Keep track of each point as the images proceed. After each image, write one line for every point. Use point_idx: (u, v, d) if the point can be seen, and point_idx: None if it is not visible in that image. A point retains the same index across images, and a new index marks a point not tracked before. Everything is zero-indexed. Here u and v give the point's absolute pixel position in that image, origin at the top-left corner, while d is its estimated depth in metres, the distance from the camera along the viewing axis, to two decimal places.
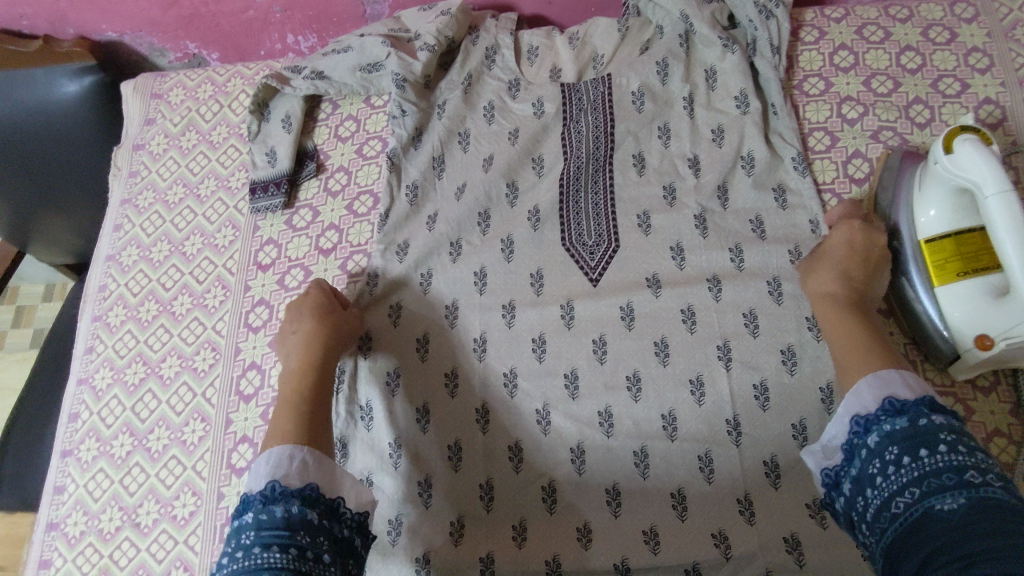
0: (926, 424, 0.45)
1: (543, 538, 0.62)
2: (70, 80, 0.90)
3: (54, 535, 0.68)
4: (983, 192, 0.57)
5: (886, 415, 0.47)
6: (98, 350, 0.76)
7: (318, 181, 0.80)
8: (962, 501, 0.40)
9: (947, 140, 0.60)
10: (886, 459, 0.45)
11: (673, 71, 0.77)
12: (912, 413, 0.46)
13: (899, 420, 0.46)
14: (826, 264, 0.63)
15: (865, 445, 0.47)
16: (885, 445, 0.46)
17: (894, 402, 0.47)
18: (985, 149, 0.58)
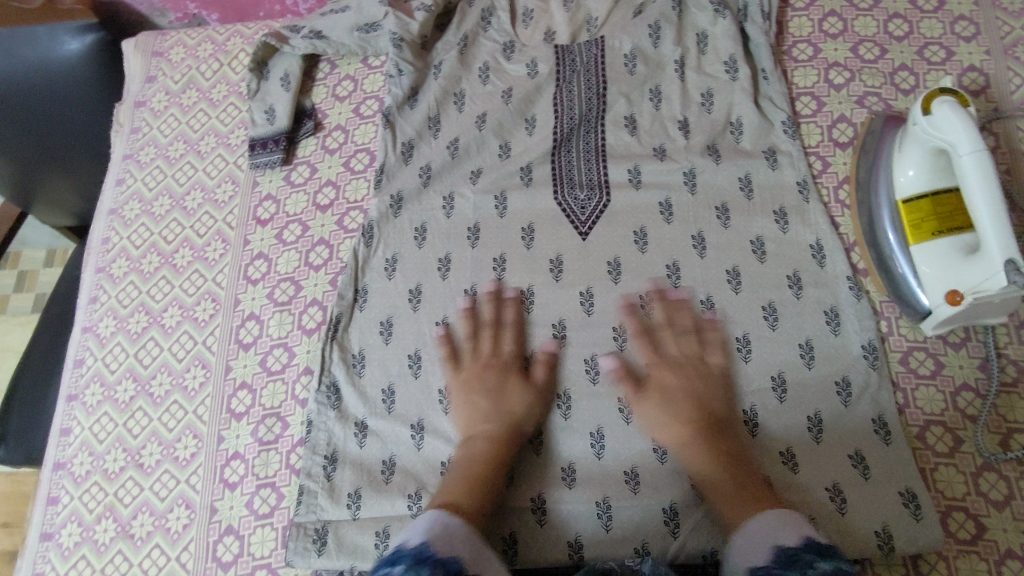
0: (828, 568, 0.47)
1: (529, 478, 0.65)
2: (71, 38, 0.91)
3: (61, 474, 0.71)
4: (957, 151, 0.59)
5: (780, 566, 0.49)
6: (101, 300, 0.79)
7: (316, 139, 0.82)
8: None
9: (925, 101, 0.62)
10: None
11: (664, 34, 0.78)
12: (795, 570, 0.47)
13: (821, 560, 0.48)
14: (656, 400, 0.64)
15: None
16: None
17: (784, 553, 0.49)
18: (959, 110, 0.59)
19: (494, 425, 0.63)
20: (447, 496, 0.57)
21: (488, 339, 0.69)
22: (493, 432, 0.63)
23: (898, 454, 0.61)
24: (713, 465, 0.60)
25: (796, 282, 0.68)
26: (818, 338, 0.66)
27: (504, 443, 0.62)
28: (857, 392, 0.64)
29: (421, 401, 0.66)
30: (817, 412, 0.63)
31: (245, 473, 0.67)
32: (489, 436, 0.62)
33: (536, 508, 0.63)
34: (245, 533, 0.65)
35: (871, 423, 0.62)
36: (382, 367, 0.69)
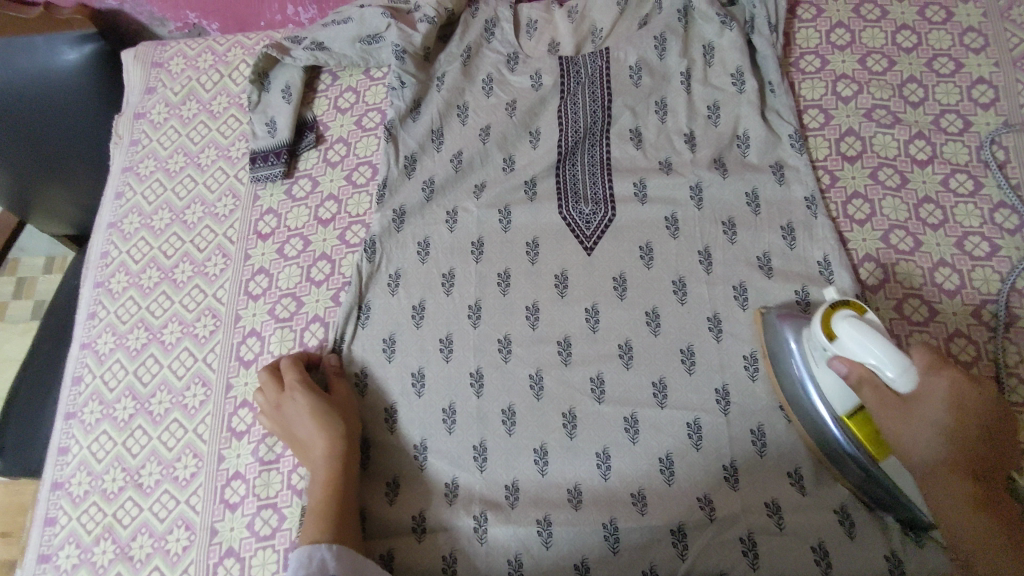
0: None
1: (535, 498, 0.64)
2: (70, 49, 0.90)
3: (59, 494, 0.70)
4: (883, 374, 0.53)
5: None
6: (100, 316, 0.78)
7: (317, 152, 0.80)
8: None
9: (824, 323, 0.57)
10: None
11: (670, 46, 0.77)
12: None
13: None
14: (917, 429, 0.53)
15: None
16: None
17: None
18: (867, 331, 0.53)
19: (322, 449, 0.63)
20: (308, 526, 0.59)
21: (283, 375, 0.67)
22: (315, 458, 0.63)
23: None
24: (958, 507, 0.52)
25: (805, 298, 0.67)
26: None
27: (338, 461, 0.62)
28: None
29: (302, 418, 0.64)
30: None
31: (246, 494, 0.66)
32: (325, 456, 0.63)
33: (542, 530, 0.62)
34: (245, 555, 0.64)
35: None
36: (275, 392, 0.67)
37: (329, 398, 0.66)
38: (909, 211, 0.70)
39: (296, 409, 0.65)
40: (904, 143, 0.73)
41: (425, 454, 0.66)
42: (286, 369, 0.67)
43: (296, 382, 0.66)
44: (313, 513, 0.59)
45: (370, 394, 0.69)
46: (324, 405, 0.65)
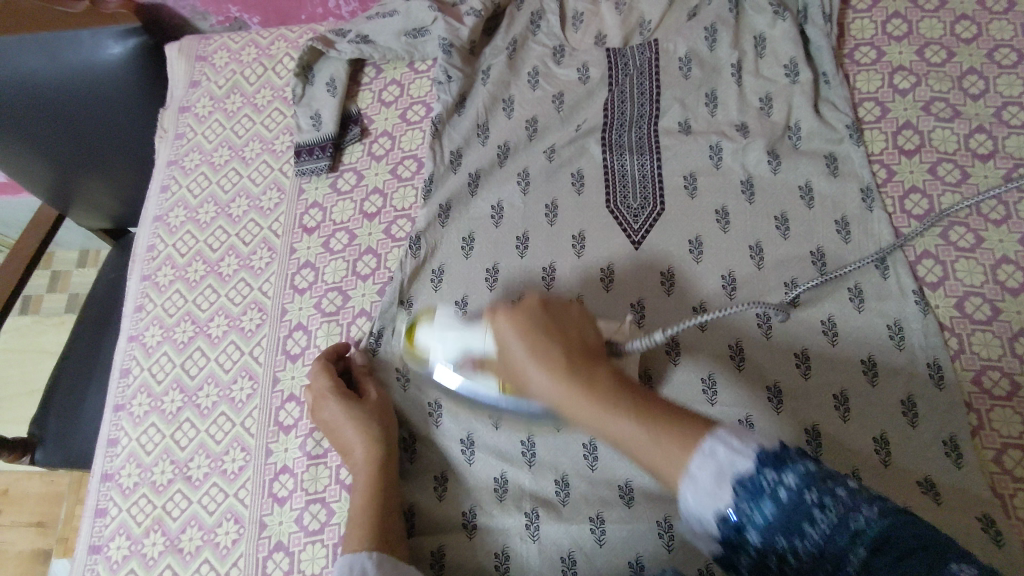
0: (783, 497, 0.39)
1: (585, 495, 0.63)
2: (114, 42, 0.90)
3: (109, 485, 0.71)
4: None
5: (765, 469, 0.40)
6: (147, 309, 0.78)
7: (362, 146, 0.80)
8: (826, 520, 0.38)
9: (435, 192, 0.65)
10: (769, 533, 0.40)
11: (721, 37, 0.76)
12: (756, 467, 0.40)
13: (784, 476, 0.39)
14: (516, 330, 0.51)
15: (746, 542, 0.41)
16: (772, 540, 0.40)
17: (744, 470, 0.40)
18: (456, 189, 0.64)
19: (361, 453, 0.62)
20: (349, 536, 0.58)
21: (316, 380, 0.67)
22: (355, 463, 0.63)
23: (971, 477, 0.59)
24: (608, 395, 0.45)
25: (858, 294, 0.66)
26: (881, 354, 0.64)
27: (380, 466, 0.62)
28: (923, 413, 0.61)
29: (338, 424, 0.64)
30: (883, 434, 0.61)
31: (294, 488, 0.66)
32: (365, 463, 0.62)
33: (595, 529, 0.61)
34: (295, 550, 0.64)
35: (941, 444, 0.60)
36: (313, 396, 0.66)
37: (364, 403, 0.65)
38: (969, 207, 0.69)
39: (333, 415, 0.64)
40: (964, 138, 0.71)
41: (472, 449, 0.65)
42: (319, 374, 0.67)
43: (329, 389, 0.65)
44: (353, 520, 0.59)
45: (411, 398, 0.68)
46: (359, 411, 0.64)
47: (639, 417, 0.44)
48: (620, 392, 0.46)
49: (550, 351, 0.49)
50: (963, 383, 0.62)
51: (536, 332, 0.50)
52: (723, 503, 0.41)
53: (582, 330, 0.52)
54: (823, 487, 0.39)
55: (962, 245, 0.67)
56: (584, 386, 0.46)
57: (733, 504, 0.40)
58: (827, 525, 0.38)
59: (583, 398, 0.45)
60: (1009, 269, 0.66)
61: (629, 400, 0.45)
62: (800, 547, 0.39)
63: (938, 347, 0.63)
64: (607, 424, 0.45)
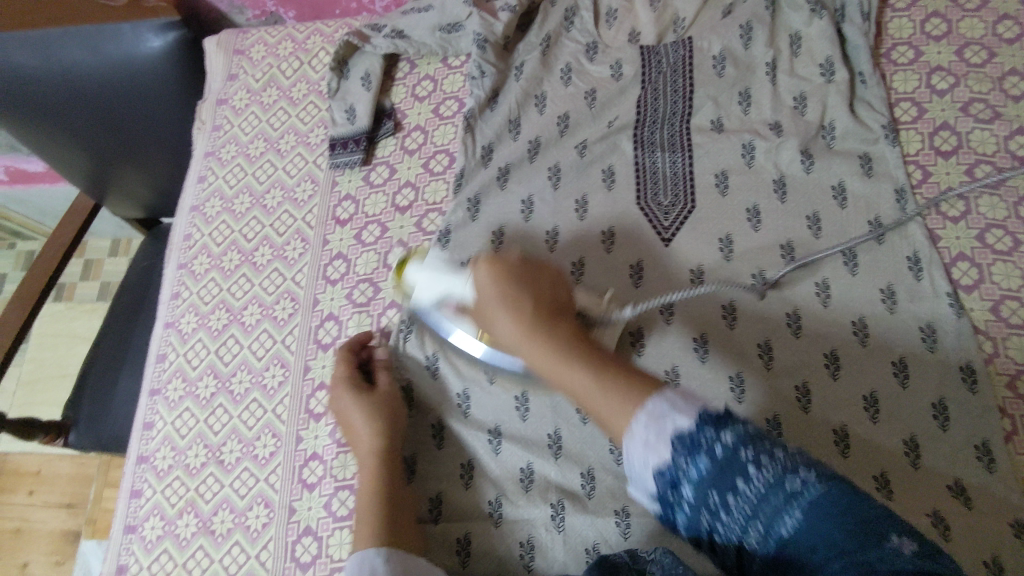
0: (717, 453, 0.40)
1: (611, 489, 0.63)
2: (155, 36, 0.92)
3: (144, 467, 0.72)
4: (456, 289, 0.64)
5: (705, 428, 0.41)
6: (183, 296, 0.80)
7: (395, 139, 0.81)
8: (795, 516, 0.38)
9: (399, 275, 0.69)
10: (711, 503, 0.41)
11: (756, 35, 0.76)
12: (705, 444, 0.41)
13: (722, 433, 0.40)
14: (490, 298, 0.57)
15: (684, 498, 0.43)
16: (705, 492, 0.41)
17: (683, 436, 0.41)
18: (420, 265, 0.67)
19: (369, 448, 0.63)
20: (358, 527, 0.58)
21: (340, 369, 0.68)
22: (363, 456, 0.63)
23: (1003, 482, 0.58)
24: (565, 351, 0.51)
25: (890, 296, 0.66)
26: (912, 356, 0.63)
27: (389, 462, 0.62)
28: (955, 416, 0.61)
29: (352, 417, 0.65)
30: (913, 436, 0.61)
31: (324, 474, 0.67)
32: (372, 457, 0.62)
33: (620, 522, 0.61)
34: (323, 535, 0.65)
35: (973, 449, 0.60)
36: (332, 386, 0.68)
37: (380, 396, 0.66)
38: (1007, 209, 0.68)
39: (346, 408, 0.65)
40: (1003, 139, 0.70)
41: (499, 440, 0.66)
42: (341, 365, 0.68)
43: (347, 380, 0.67)
44: (360, 513, 0.59)
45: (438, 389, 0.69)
46: (374, 405, 0.65)
47: (604, 380, 0.48)
48: (570, 345, 0.51)
49: (521, 303, 0.55)
50: (997, 388, 0.62)
51: (504, 302, 0.55)
52: (662, 457, 0.42)
53: (555, 291, 0.57)
54: (760, 447, 0.40)
55: (999, 248, 0.67)
56: (541, 341, 0.53)
57: (672, 462, 0.42)
58: (761, 482, 0.39)
59: (536, 337, 0.53)
60: None
61: (589, 364, 0.49)
62: (732, 501, 0.40)
63: (972, 351, 0.63)
64: (560, 371, 0.51)
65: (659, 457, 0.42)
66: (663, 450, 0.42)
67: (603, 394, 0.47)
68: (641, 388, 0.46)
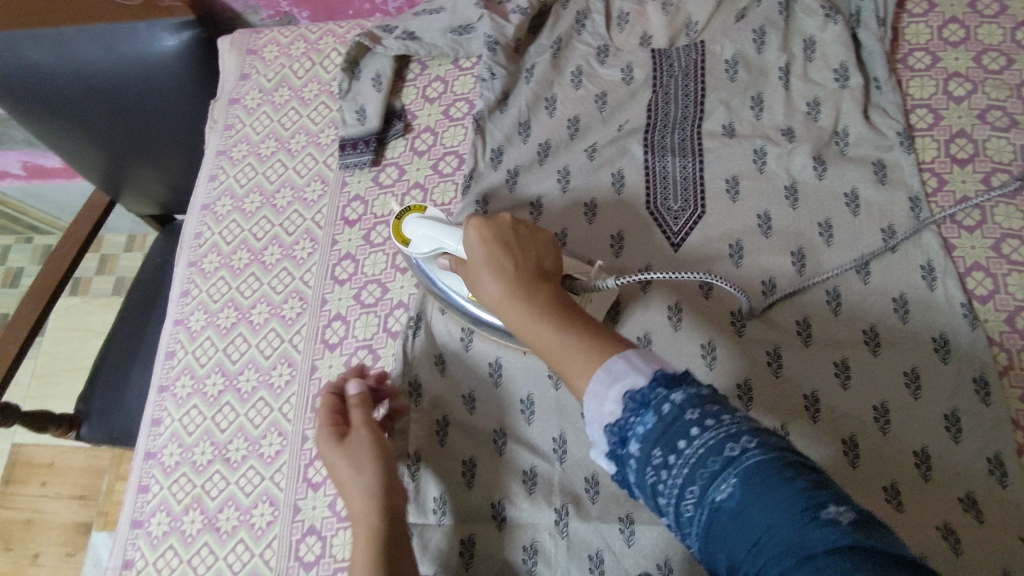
0: (665, 410, 0.38)
1: (615, 495, 0.63)
2: (169, 35, 0.92)
3: (152, 463, 0.73)
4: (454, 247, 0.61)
5: (659, 386, 0.39)
6: (193, 294, 0.80)
7: (405, 140, 0.81)
8: (732, 485, 0.35)
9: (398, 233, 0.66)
10: (652, 469, 0.38)
11: (769, 39, 0.75)
12: (654, 402, 0.39)
13: (673, 393, 0.39)
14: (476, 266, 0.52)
15: (629, 458, 0.40)
16: (648, 454, 0.39)
17: (637, 394, 0.40)
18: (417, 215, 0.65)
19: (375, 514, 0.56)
20: None
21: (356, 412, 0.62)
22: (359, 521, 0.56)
23: (1016, 497, 0.57)
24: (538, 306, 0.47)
25: (902, 305, 0.65)
26: (925, 367, 0.62)
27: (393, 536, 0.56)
28: (967, 429, 0.60)
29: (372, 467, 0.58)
30: (924, 448, 0.60)
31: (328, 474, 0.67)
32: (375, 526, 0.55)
33: (624, 529, 0.61)
34: (327, 535, 0.65)
35: (985, 462, 0.59)
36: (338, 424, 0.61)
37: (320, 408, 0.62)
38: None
39: (359, 455, 0.58)
40: (1020, 148, 0.69)
41: (504, 441, 0.66)
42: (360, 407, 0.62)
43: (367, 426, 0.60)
44: None
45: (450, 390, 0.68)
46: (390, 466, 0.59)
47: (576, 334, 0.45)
48: (553, 310, 0.47)
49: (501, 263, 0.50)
50: (1011, 400, 0.61)
51: (493, 244, 0.51)
52: (615, 415, 0.41)
53: (541, 254, 0.52)
54: (708, 410, 0.37)
55: (1014, 258, 0.65)
56: (522, 301, 0.48)
57: (623, 418, 0.40)
58: (701, 445, 0.36)
59: (516, 303, 0.48)
60: None
61: (562, 318, 0.46)
62: (674, 465, 0.37)
63: (985, 362, 0.62)
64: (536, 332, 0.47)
65: (610, 416, 0.41)
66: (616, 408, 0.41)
67: (563, 340, 0.45)
68: (610, 347, 0.44)
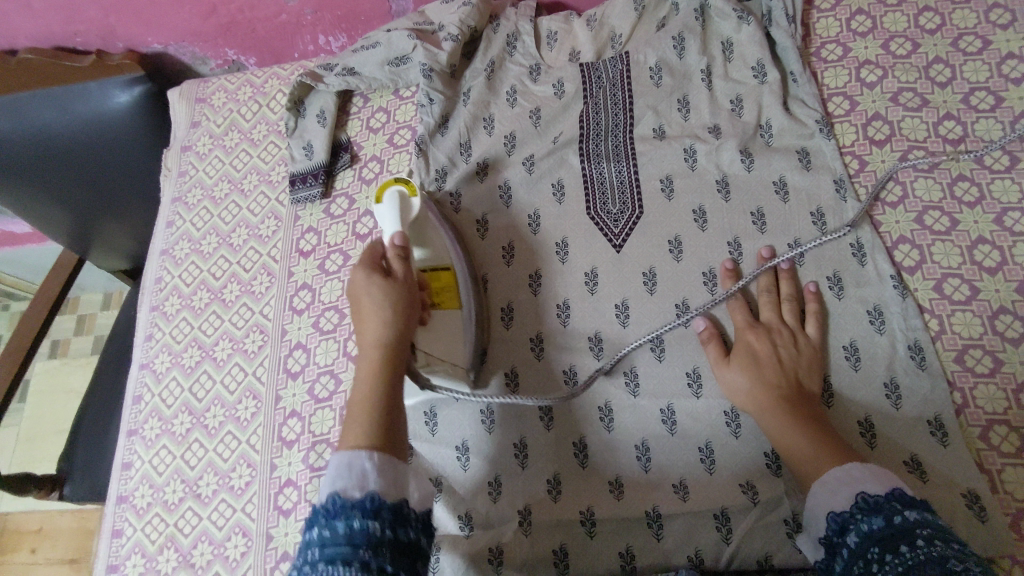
0: (894, 519, 0.47)
1: (576, 491, 0.65)
2: (121, 91, 0.96)
3: (124, 507, 0.74)
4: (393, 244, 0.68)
5: (886, 501, 0.49)
6: (156, 337, 0.82)
7: (353, 171, 0.84)
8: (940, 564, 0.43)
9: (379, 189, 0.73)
10: (868, 558, 0.47)
11: (689, 45, 0.78)
12: (887, 511, 0.48)
13: (908, 509, 0.48)
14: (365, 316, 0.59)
15: (846, 545, 0.50)
16: (867, 547, 0.48)
17: (868, 500, 0.50)
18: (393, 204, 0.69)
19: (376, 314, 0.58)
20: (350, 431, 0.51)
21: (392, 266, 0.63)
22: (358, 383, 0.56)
23: (957, 456, 0.59)
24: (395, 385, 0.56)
25: (836, 283, 0.67)
26: (862, 339, 0.65)
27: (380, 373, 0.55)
28: (907, 395, 0.62)
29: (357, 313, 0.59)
30: (868, 417, 0.62)
31: (298, 500, 0.68)
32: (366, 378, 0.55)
33: (586, 522, 0.63)
34: None
35: (927, 425, 0.61)
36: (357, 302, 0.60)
37: (397, 284, 0.60)
38: (942, 190, 0.69)
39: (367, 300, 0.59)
40: (933, 125, 0.72)
41: (468, 454, 0.67)
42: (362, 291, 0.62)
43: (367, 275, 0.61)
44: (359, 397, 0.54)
45: (438, 250, 0.72)
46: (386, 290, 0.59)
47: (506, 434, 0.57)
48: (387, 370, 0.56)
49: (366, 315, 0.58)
50: (946, 364, 0.63)
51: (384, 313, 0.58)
52: (847, 512, 0.51)
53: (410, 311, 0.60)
54: (921, 526, 0.46)
55: (937, 228, 0.68)
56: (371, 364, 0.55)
57: (850, 513, 0.50)
58: (912, 554, 0.44)
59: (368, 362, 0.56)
60: (986, 248, 0.66)
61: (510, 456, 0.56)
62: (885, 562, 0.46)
63: (917, 328, 0.64)
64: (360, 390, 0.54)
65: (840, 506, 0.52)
66: (847, 505, 0.51)
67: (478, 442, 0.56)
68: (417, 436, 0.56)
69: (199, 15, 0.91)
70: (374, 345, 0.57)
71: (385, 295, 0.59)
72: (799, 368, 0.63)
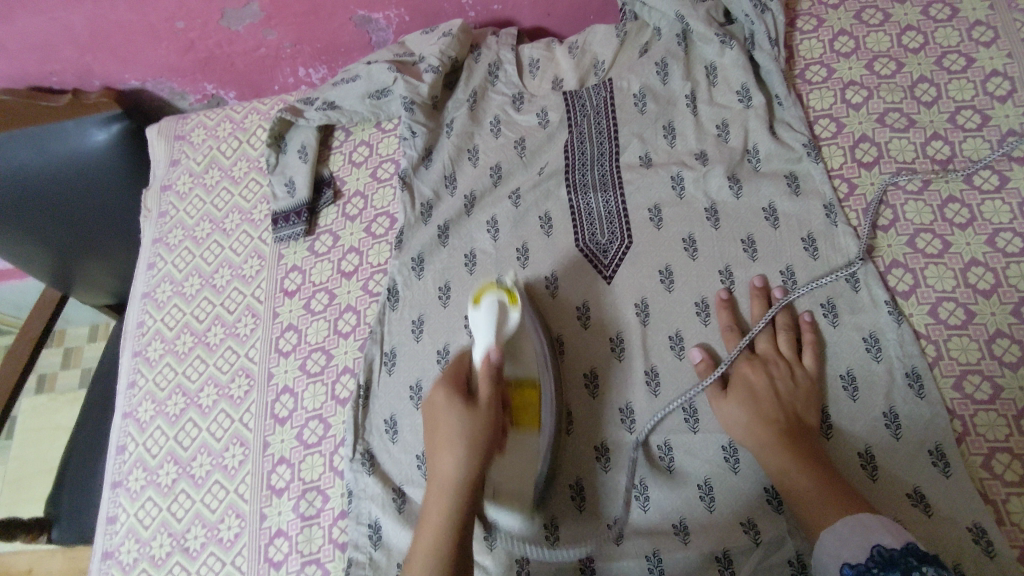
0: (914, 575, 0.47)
1: (576, 536, 0.64)
2: (99, 129, 0.94)
3: (109, 563, 0.72)
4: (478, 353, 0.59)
5: (903, 554, 0.48)
6: (139, 384, 0.80)
7: (336, 207, 0.83)
8: None
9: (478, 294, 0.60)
10: None
11: (672, 70, 0.78)
12: (903, 565, 0.48)
13: (925, 564, 0.47)
14: (442, 436, 0.56)
15: None
16: None
17: (884, 552, 0.49)
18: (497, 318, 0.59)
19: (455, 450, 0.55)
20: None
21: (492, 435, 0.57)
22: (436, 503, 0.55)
23: (961, 486, 0.58)
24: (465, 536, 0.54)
25: (831, 310, 0.66)
26: (859, 368, 0.64)
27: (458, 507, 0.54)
28: (907, 424, 0.61)
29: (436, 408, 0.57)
30: (869, 449, 0.61)
31: (289, 551, 0.66)
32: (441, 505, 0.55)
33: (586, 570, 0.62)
34: None
35: (928, 455, 0.60)
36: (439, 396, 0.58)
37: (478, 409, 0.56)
38: (933, 213, 0.68)
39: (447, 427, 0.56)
40: (921, 146, 0.71)
41: None
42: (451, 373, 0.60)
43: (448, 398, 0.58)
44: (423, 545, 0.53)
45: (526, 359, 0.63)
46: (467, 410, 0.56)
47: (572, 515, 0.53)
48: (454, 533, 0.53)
49: (445, 446, 0.56)
50: (944, 391, 0.62)
51: (461, 445, 0.55)
52: (863, 566, 0.50)
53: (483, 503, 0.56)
54: None
55: (930, 251, 0.67)
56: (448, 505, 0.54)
57: (866, 565, 0.50)
58: None
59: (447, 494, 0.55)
60: (980, 271, 0.65)
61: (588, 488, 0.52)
62: None
63: (914, 355, 0.63)
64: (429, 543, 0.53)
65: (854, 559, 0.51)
66: (863, 557, 0.51)
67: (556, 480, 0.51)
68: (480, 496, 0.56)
69: (176, 51, 0.90)
70: (444, 484, 0.55)
71: (467, 418, 0.56)
72: (797, 401, 0.62)
